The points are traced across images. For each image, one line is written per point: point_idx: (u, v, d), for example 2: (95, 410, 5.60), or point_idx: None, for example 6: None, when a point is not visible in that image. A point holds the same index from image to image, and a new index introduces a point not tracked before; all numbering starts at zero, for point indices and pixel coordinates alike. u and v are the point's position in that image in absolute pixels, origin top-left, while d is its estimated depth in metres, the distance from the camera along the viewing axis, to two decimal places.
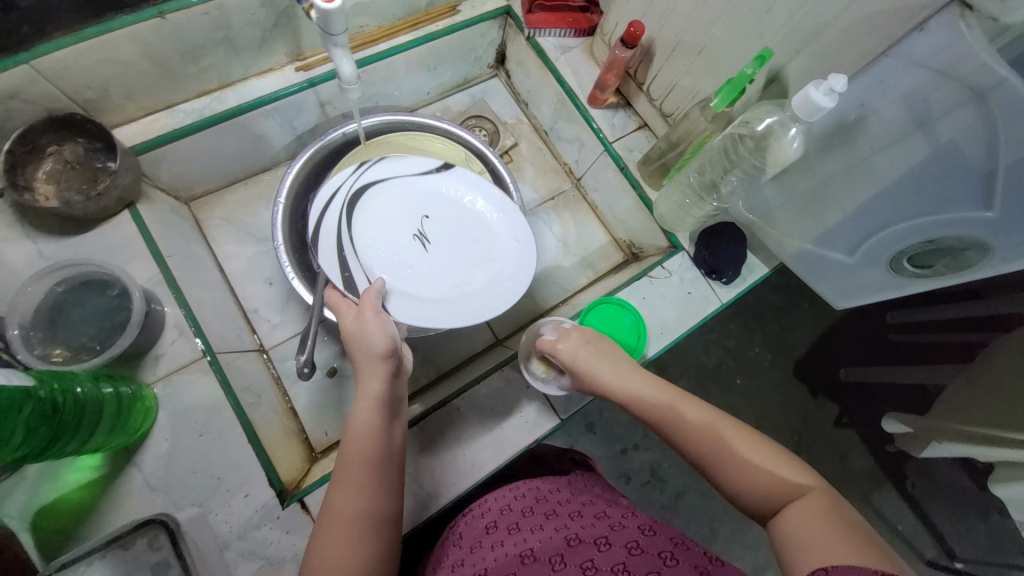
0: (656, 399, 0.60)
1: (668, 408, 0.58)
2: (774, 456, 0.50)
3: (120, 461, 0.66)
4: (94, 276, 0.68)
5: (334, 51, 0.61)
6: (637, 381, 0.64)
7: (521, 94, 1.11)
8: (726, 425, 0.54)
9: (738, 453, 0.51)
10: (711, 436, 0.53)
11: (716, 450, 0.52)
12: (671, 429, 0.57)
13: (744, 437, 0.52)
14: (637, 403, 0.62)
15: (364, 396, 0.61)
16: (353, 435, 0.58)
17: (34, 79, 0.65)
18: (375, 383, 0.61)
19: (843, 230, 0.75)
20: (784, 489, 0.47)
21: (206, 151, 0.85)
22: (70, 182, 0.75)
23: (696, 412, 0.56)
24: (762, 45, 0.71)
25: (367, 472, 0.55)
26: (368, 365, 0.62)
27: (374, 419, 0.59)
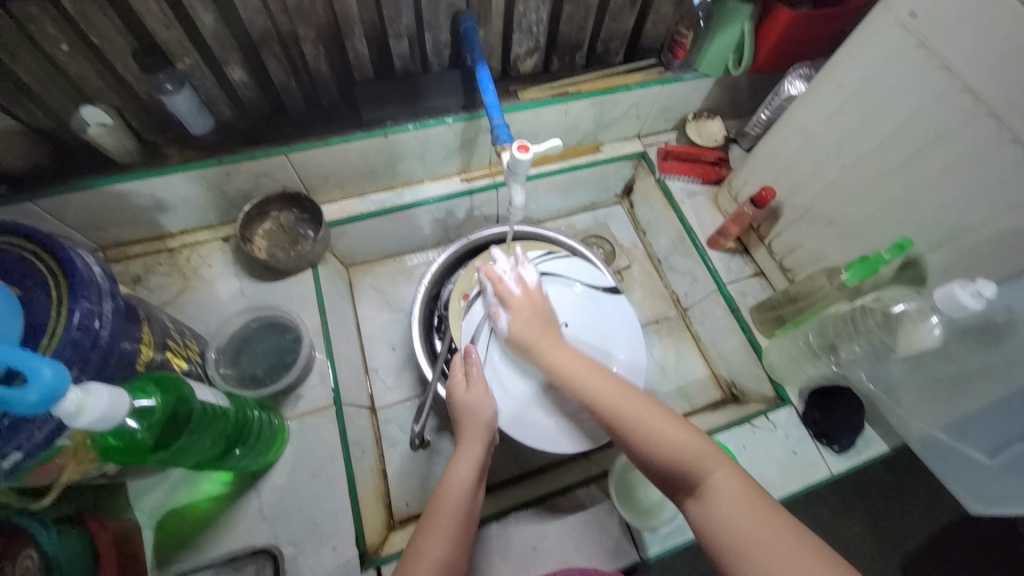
0: (588, 381, 0.67)
1: (594, 388, 0.65)
2: (677, 427, 0.59)
3: (245, 484, 0.74)
4: (278, 320, 0.84)
5: (511, 184, 0.74)
6: (575, 361, 0.69)
7: (641, 223, 1.22)
8: (646, 404, 0.61)
9: (655, 432, 0.58)
10: (628, 418, 0.61)
11: (638, 432, 0.59)
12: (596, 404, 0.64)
13: (654, 411, 0.60)
14: (574, 385, 0.67)
15: (462, 453, 0.66)
16: (444, 488, 0.62)
17: (283, 166, 0.86)
18: (475, 447, 0.67)
19: (976, 431, 0.73)
20: (696, 464, 0.54)
21: (378, 231, 1.05)
22: (277, 240, 0.94)
23: (611, 392, 0.64)
24: (901, 230, 0.74)
25: (455, 521, 0.59)
26: (475, 433, 0.68)
27: (469, 479, 0.63)
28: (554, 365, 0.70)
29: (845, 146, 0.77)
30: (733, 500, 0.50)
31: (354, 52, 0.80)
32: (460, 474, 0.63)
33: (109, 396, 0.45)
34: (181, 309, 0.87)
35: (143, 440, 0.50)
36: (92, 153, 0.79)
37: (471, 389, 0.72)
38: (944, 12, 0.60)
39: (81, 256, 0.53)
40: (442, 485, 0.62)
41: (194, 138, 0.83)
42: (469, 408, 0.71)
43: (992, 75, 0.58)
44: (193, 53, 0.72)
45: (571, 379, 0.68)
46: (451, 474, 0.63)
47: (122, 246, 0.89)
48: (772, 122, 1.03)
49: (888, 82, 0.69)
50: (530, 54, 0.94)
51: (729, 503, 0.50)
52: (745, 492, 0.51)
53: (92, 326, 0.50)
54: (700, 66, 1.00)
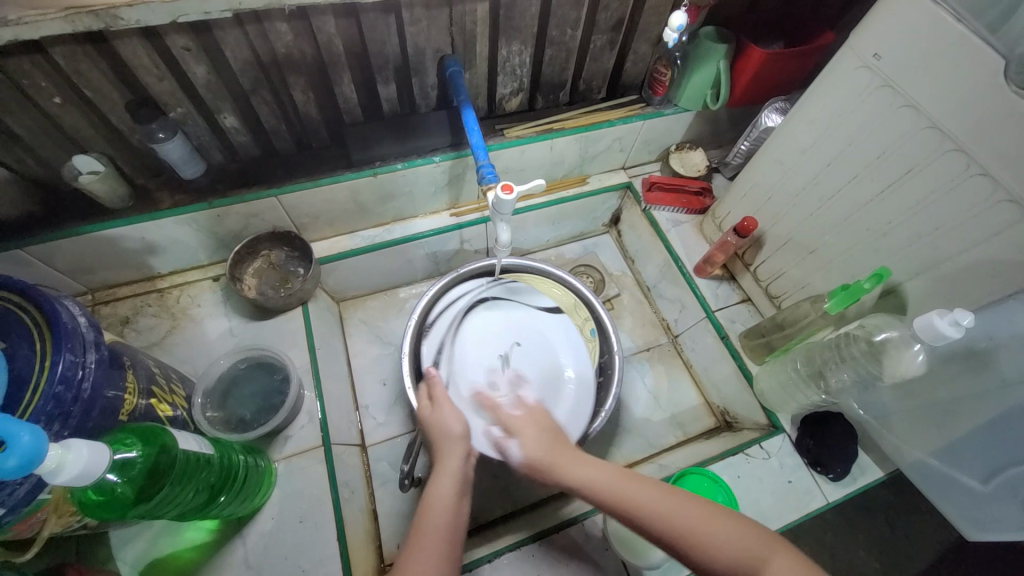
0: (625, 490, 0.58)
1: (631, 498, 0.57)
2: (714, 519, 0.53)
3: (230, 531, 0.73)
4: (267, 360, 0.84)
5: (497, 222, 0.75)
6: (605, 471, 0.61)
7: (629, 252, 1.24)
8: (682, 505, 0.55)
9: (710, 535, 0.52)
10: (675, 522, 0.53)
11: (693, 541, 0.52)
12: (637, 517, 0.56)
13: (690, 505, 0.54)
14: (605, 502, 0.58)
15: (442, 470, 0.64)
16: (427, 508, 0.59)
17: (273, 207, 0.88)
18: (453, 461, 0.65)
19: (970, 454, 0.73)
20: (757, 563, 0.49)
21: (369, 266, 1.06)
22: (267, 278, 0.94)
23: (651, 493, 0.57)
24: (880, 260, 0.76)
25: (441, 540, 0.56)
26: (451, 448, 0.66)
27: (450, 492, 0.61)
28: (583, 480, 0.61)
29: (821, 178, 0.80)
30: None
31: (343, 96, 0.83)
32: (441, 492, 0.61)
33: (90, 453, 0.45)
34: (168, 351, 0.86)
35: (124, 493, 0.50)
36: (82, 198, 0.80)
37: (439, 411, 0.71)
38: (904, 55, 0.63)
39: (67, 307, 0.54)
40: (423, 505, 0.60)
41: (185, 182, 0.84)
42: (439, 424, 0.70)
43: (954, 114, 0.60)
44: (185, 102, 0.74)
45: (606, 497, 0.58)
46: (433, 491, 0.61)
47: (111, 287, 0.89)
48: (752, 153, 1.07)
49: (856, 118, 0.72)
50: (515, 93, 0.97)
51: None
52: (810, 574, 0.47)
53: (75, 378, 0.51)
54: (679, 101, 1.04)
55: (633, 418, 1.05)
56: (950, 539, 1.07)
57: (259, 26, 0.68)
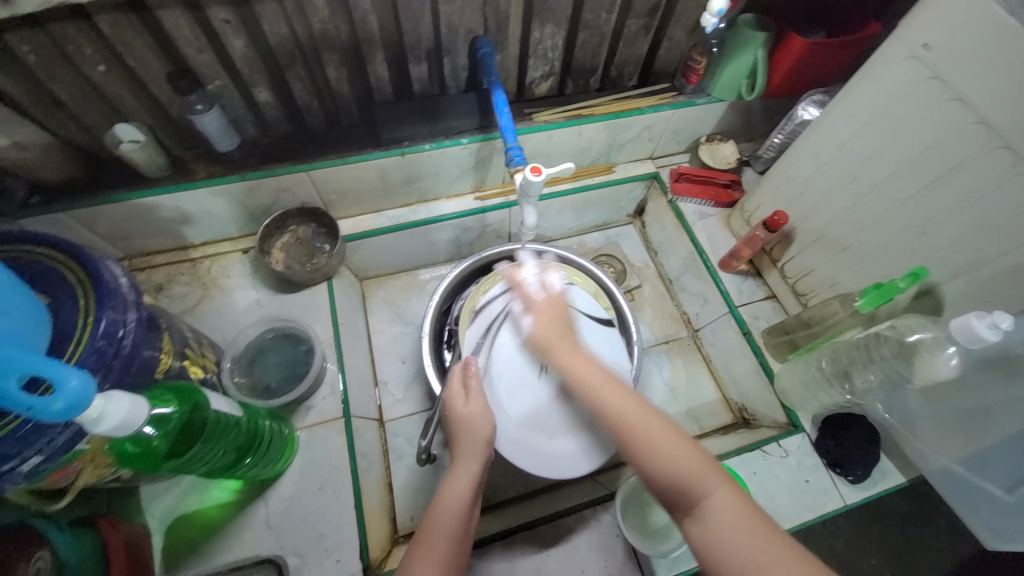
0: (597, 389, 0.60)
1: (597, 396, 0.59)
2: (677, 444, 0.53)
3: (253, 492, 0.75)
4: (292, 332, 0.86)
5: (523, 205, 0.75)
6: (588, 367, 0.62)
7: (653, 243, 1.22)
8: (649, 423, 0.55)
9: (663, 449, 0.53)
10: (630, 426, 0.55)
11: (644, 448, 0.53)
12: (600, 410, 0.58)
13: (658, 427, 0.55)
14: (580, 387, 0.61)
15: (458, 472, 0.64)
16: (438, 509, 0.60)
17: (303, 182, 0.89)
18: (471, 464, 0.64)
19: (996, 463, 0.70)
20: (697, 484, 0.50)
21: (393, 246, 1.07)
22: (294, 253, 0.96)
23: (620, 399, 0.58)
24: (917, 260, 0.73)
25: (448, 544, 0.57)
26: (473, 449, 0.65)
27: (464, 496, 0.61)
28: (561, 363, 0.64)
29: (859, 172, 0.77)
30: (737, 526, 0.47)
31: (375, 75, 0.83)
32: (456, 495, 0.61)
33: (129, 406, 0.47)
34: (199, 318, 0.90)
35: (159, 447, 0.52)
36: (121, 166, 0.82)
37: (471, 404, 0.70)
38: (954, 46, 0.60)
39: (108, 267, 0.56)
40: (434, 509, 0.60)
41: (220, 155, 0.86)
42: (472, 425, 0.68)
43: (1005, 108, 0.57)
44: (223, 75, 0.76)
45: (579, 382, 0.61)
46: (446, 493, 0.61)
47: (146, 255, 0.93)
48: (785, 147, 1.04)
49: (899, 111, 0.69)
50: (545, 77, 0.97)
51: (731, 527, 0.48)
52: (745, 508, 0.49)
53: (116, 335, 0.53)
54: (713, 91, 1.01)
55: None
56: (970, 551, 1.04)
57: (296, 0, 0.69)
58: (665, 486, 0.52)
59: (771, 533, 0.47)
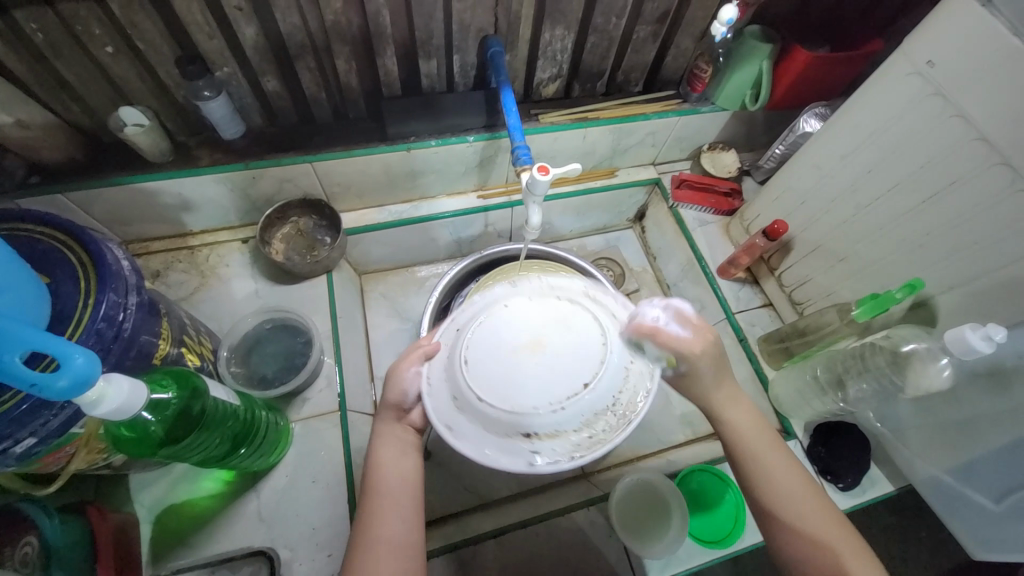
0: (767, 465, 0.58)
1: (764, 463, 0.58)
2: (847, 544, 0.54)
3: (245, 484, 0.74)
4: (291, 323, 0.86)
5: (529, 204, 0.76)
6: (767, 438, 0.60)
7: (652, 249, 1.23)
8: (823, 517, 0.56)
9: (831, 549, 0.54)
10: (797, 509, 0.56)
11: (798, 527, 0.55)
12: (760, 483, 0.58)
13: (828, 523, 0.55)
14: (752, 461, 0.59)
15: (383, 432, 0.62)
16: (376, 471, 0.59)
17: (306, 173, 0.89)
18: (393, 425, 0.62)
19: (984, 474, 0.72)
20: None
21: (393, 240, 1.07)
22: (294, 244, 0.96)
23: (791, 480, 0.57)
24: (913, 272, 0.75)
25: (390, 503, 0.57)
26: (387, 412, 0.63)
27: (389, 457, 0.60)
28: (733, 424, 0.60)
29: (859, 185, 0.79)
30: None
31: (384, 68, 0.84)
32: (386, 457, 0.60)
33: (129, 389, 0.46)
34: (196, 307, 0.89)
35: (155, 432, 0.52)
36: (124, 149, 0.82)
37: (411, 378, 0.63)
38: (956, 64, 0.62)
39: (111, 250, 0.55)
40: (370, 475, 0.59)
41: (224, 142, 0.86)
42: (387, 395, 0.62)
43: (1003, 126, 0.59)
44: (232, 62, 0.76)
45: (742, 447, 0.59)
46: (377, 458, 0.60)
47: (144, 241, 0.91)
48: (786, 158, 1.05)
49: (902, 125, 0.70)
50: (553, 79, 0.97)
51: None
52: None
53: (116, 318, 0.52)
54: (717, 100, 1.02)
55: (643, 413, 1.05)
56: (955, 563, 1.05)
57: None
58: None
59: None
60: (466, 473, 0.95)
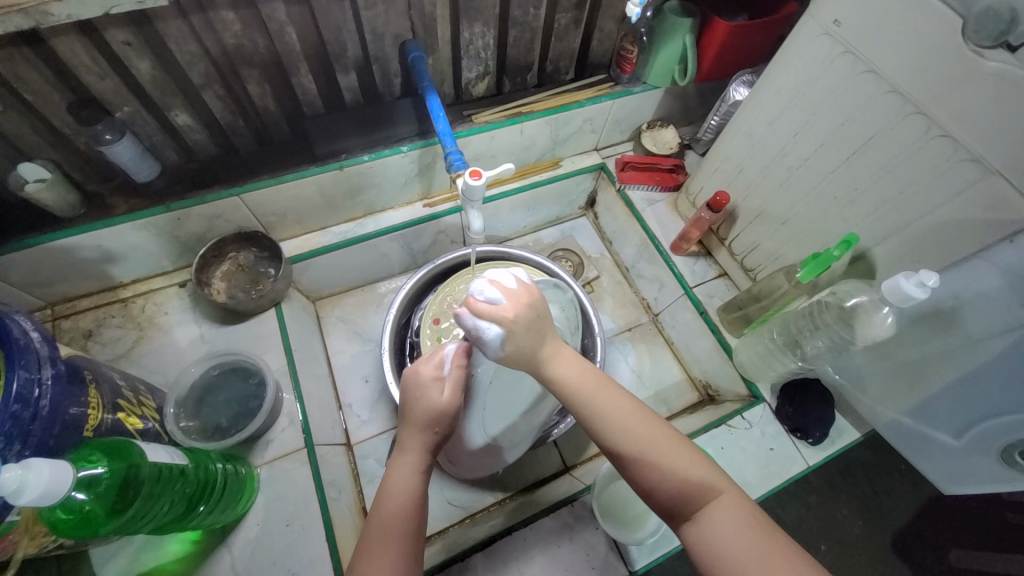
0: (595, 401, 0.55)
1: (592, 400, 0.55)
2: (676, 445, 0.53)
3: (215, 540, 0.71)
4: (242, 365, 0.82)
5: (469, 209, 0.74)
6: (571, 363, 0.58)
7: (607, 233, 1.24)
8: (643, 428, 0.53)
9: (657, 455, 0.52)
10: (631, 439, 0.53)
11: (641, 457, 0.52)
12: (597, 422, 0.55)
13: (651, 431, 0.53)
14: (573, 395, 0.56)
15: (403, 458, 0.60)
16: (387, 496, 0.57)
17: (236, 206, 0.85)
18: (416, 451, 0.60)
19: (940, 410, 0.75)
20: (702, 491, 0.50)
21: (342, 262, 1.04)
22: (236, 281, 0.91)
23: (618, 410, 0.54)
24: (849, 229, 0.77)
25: (398, 534, 0.54)
26: (416, 431, 0.61)
27: (412, 484, 0.58)
28: (558, 373, 0.57)
29: (789, 148, 0.80)
30: (739, 529, 0.48)
31: (302, 88, 0.80)
32: (405, 483, 0.57)
33: (52, 471, 0.43)
34: (137, 362, 0.84)
35: (94, 511, 0.49)
36: (29, 208, 0.76)
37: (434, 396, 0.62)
38: (861, 21, 0.63)
39: (17, 322, 0.51)
40: (383, 502, 0.56)
41: (139, 185, 0.80)
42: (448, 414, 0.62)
43: (911, 77, 0.61)
44: (133, 100, 0.71)
45: (570, 390, 0.56)
46: (393, 484, 0.57)
47: (70, 300, 0.86)
48: (722, 128, 1.07)
49: (819, 86, 0.72)
50: (481, 78, 0.95)
51: (735, 532, 0.48)
52: (750, 515, 0.49)
53: (31, 397, 0.49)
54: (648, 79, 1.03)
55: None
56: (931, 494, 1.09)
57: (204, 16, 0.66)
58: (669, 499, 0.51)
59: (776, 537, 0.47)
60: (448, 486, 0.93)
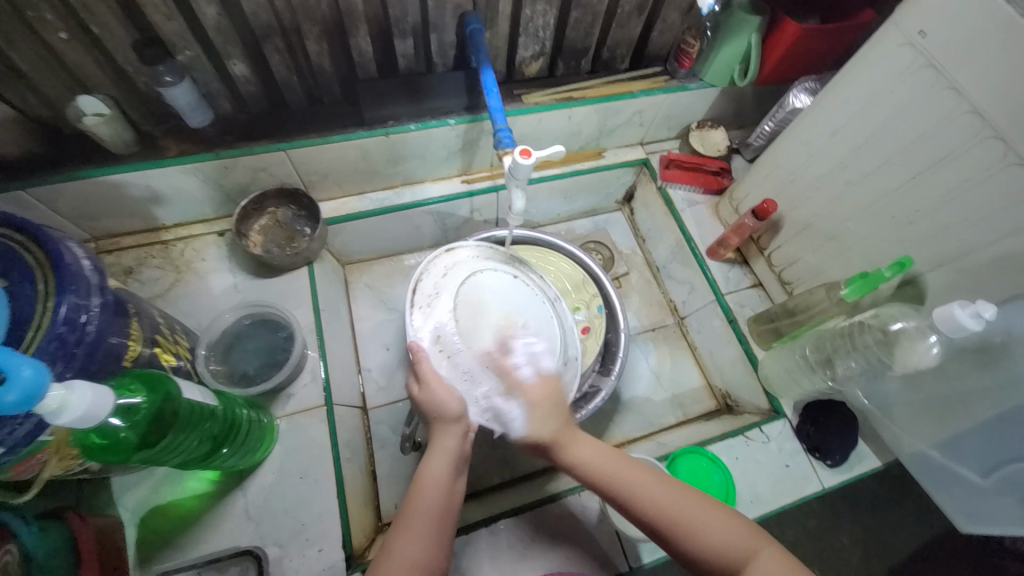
0: (632, 480, 0.58)
1: (629, 482, 0.58)
2: (708, 507, 0.54)
3: (231, 483, 0.73)
4: (272, 318, 0.84)
5: (512, 188, 0.73)
6: (593, 449, 0.62)
7: (641, 230, 1.22)
8: (679, 492, 0.55)
9: (694, 523, 0.52)
10: (668, 507, 0.54)
11: (683, 523, 0.53)
12: (631, 502, 0.57)
13: (682, 494, 0.55)
14: (603, 484, 0.59)
15: (435, 450, 0.61)
16: (418, 486, 0.58)
17: (282, 161, 0.85)
18: (447, 441, 0.61)
19: (971, 447, 0.72)
20: (743, 552, 0.50)
21: (376, 229, 1.04)
22: (273, 236, 0.92)
23: (651, 484, 0.57)
24: (902, 252, 0.74)
25: (429, 525, 0.56)
26: (447, 427, 0.61)
27: (443, 476, 0.59)
28: (586, 463, 0.61)
29: (849, 162, 0.77)
30: None
31: (358, 49, 0.80)
32: (436, 473, 0.59)
33: (94, 396, 0.45)
34: (172, 303, 0.86)
35: (127, 438, 0.50)
36: (86, 142, 0.78)
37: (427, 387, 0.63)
38: (949, 33, 0.60)
39: (69, 249, 0.53)
40: (415, 494, 0.58)
41: (191, 130, 0.81)
42: (434, 401, 0.62)
43: (996, 98, 0.58)
44: (194, 44, 0.72)
45: (599, 477, 0.60)
46: (425, 474, 0.59)
47: (114, 236, 0.88)
48: (776, 134, 1.03)
49: (892, 99, 0.69)
50: (536, 57, 0.93)
51: None
52: (791, 567, 0.48)
53: (78, 321, 0.50)
54: (705, 76, 1.00)
55: (633, 396, 1.05)
56: (943, 533, 1.06)
57: None
58: (712, 567, 0.51)
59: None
60: None
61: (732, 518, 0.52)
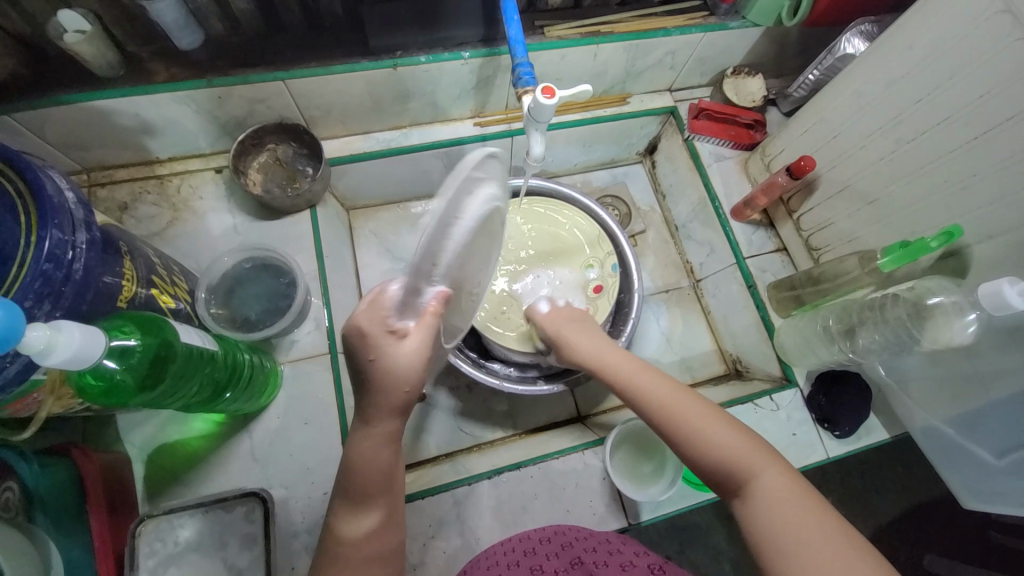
0: (636, 376, 0.59)
1: (629, 380, 0.59)
2: (715, 418, 0.51)
3: (237, 425, 0.73)
4: (274, 263, 0.80)
5: (531, 132, 0.67)
6: (609, 351, 0.65)
7: (662, 186, 1.15)
8: (684, 398, 0.54)
9: (696, 427, 0.51)
10: (675, 413, 0.53)
11: (687, 432, 0.51)
12: (636, 400, 0.57)
13: (688, 404, 0.53)
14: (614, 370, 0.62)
15: (370, 433, 0.52)
16: (356, 475, 0.51)
17: (280, 93, 0.79)
18: (386, 423, 0.52)
19: (991, 426, 0.70)
20: (743, 463, 0.47)
21: (382, 173, 0.98)
22: (273, 175, 0.87)
23: (655, 384, 0.57)
24: (950, 220, 0.69)
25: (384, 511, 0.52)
26: (386, 410, 0.51)
27: (385, 461, 0.52)
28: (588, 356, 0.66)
29: (904, 118, 0.70)
30: (780, 506, 0.44)
31: None
32: (377, 462, 0.51)
33: (82, 336, 0.42)
34: (170, 243, 0.83)
35: (125, 381, 0.49)
36: (68, 63, 0.71)
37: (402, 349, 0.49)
38: None
39: (51, 179, 0.48)
40: (359, 483, 0.51)
41: (181, 54, 0.74)
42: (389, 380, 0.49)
43: None
44: None
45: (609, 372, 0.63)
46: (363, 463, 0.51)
47: (107, 168, 0.83)
48: (819, 85, 0.93)
49: (965, 46, 0.60)
50: None
51: (787, 507, 0.43)
52: (793, 486, 0.45)
53: (64, 258, 0.47)
54: (749, 14, 0.89)
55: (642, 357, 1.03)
56: (937, 503, 1.07)
57: None
58: (712, 472, 0.49)
59: (820, 512, 0.43)
60: (462, 415, 0.95)
61: (737, 428, 0.50)
